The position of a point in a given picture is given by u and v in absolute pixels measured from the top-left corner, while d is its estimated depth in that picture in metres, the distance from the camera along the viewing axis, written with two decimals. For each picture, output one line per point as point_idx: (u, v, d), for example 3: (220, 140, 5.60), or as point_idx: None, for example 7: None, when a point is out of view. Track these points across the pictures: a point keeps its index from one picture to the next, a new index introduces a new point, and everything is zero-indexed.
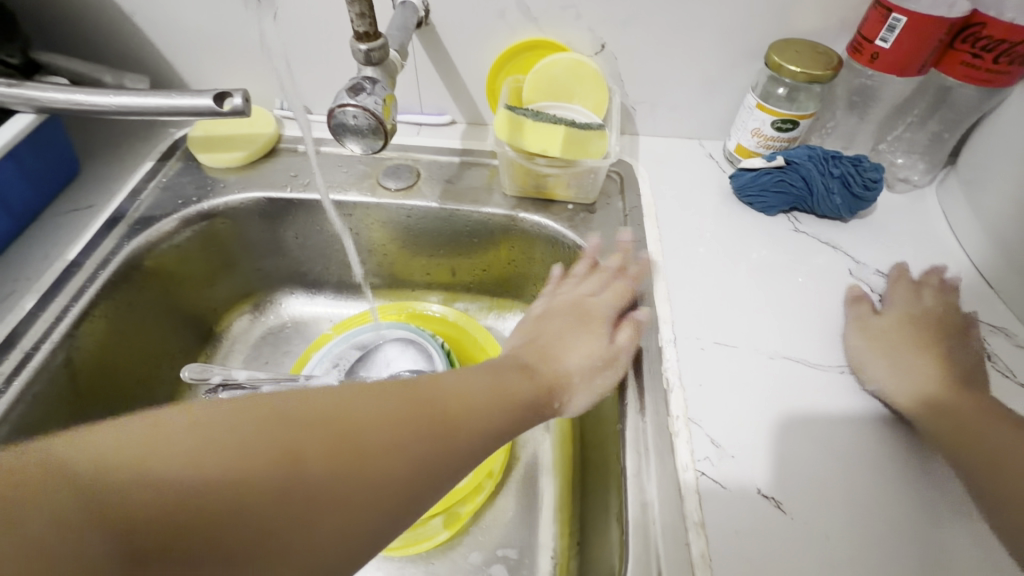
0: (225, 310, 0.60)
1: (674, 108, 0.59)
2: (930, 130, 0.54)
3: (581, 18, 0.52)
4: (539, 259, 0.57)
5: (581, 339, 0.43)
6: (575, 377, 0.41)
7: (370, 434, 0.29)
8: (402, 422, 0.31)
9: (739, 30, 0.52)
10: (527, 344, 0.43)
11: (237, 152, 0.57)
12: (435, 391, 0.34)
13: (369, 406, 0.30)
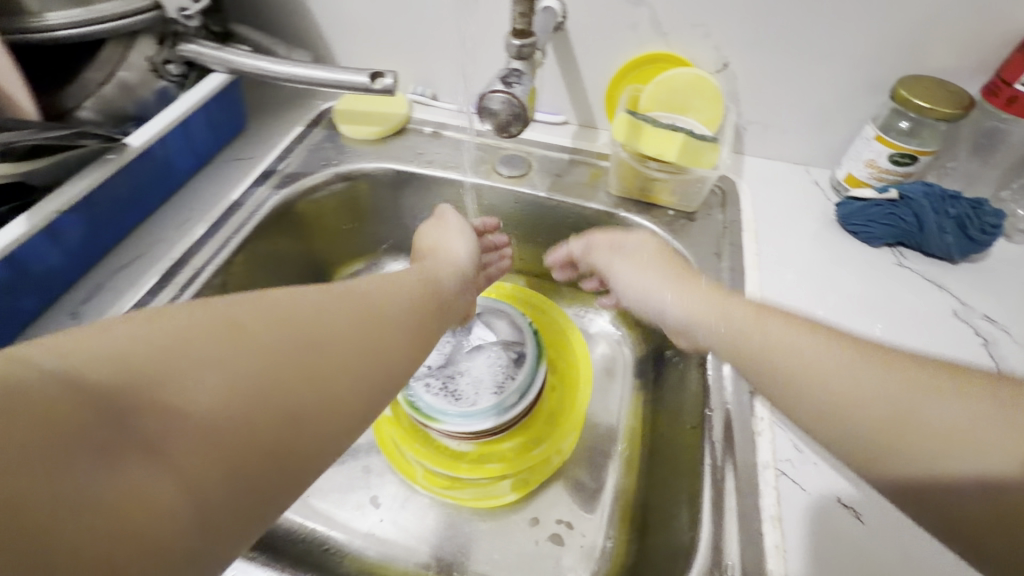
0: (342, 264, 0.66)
1: (785, 132, 0.60)
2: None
3: (709, 37, 0.55)
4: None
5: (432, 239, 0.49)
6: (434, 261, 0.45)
7: (333, 316, 0.32)
8: (355, 319, 0.33)
9: (866, 62, 0.53)
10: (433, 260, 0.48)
11: (374, 128, 0.64)
12: (378, 291, 0.36)
13: (327, 303, 0.33)
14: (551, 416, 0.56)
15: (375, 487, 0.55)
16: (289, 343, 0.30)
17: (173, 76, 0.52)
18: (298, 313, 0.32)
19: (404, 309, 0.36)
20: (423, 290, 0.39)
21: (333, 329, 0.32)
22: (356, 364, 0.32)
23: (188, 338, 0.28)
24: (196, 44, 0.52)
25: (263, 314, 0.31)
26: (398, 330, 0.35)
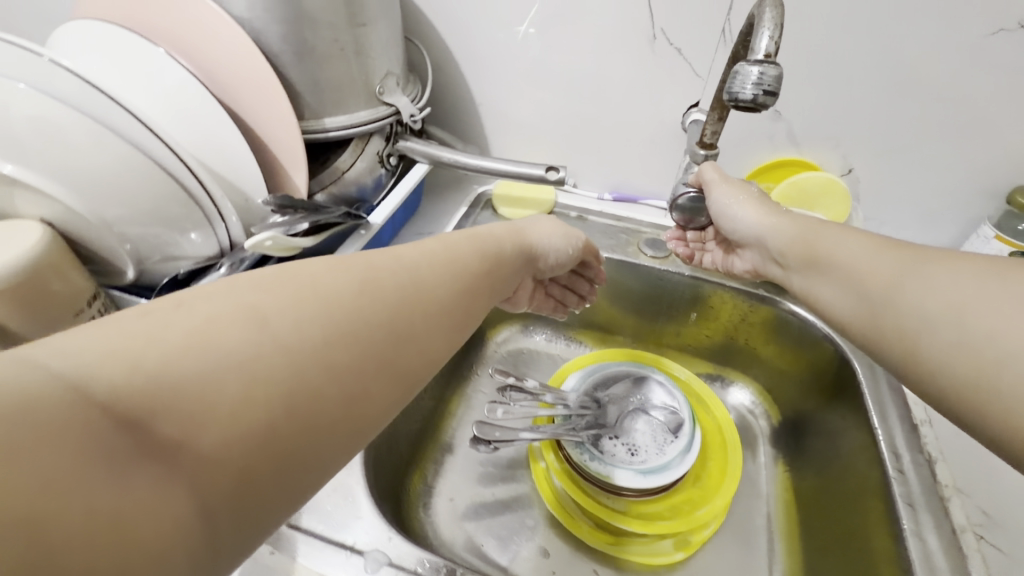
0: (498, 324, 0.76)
1: (901, 228, 0.68)
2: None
3: (838, 147, 0.64)
4: (776, 341, 0.65)
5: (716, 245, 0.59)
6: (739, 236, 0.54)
7: (371, 301, 0.29)
8: (379, 304, 0.29)
9: (983, 173, 0.60)
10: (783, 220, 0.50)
11: (530, 211, 0.73)
12: (409, 268, 0.32)
13: (353, 286, 0.29)
14: (703, 478, 0.59)
15: (539, 537, 0.59)
16: (317, 327, 0.26)
17: (390, 166, 0.63)
18: (319, 297, 0.27)
19: (428, 290, 0.32)
20: (450, 266, 0.35)
21: (360, 317, 0.28)
22: (372, 358, 0.28)
23: (199, 331, 0.23)
24: (409, 141, 0.64)
25: (283, 301, 0.26)
26: (419, 316, 0.31)
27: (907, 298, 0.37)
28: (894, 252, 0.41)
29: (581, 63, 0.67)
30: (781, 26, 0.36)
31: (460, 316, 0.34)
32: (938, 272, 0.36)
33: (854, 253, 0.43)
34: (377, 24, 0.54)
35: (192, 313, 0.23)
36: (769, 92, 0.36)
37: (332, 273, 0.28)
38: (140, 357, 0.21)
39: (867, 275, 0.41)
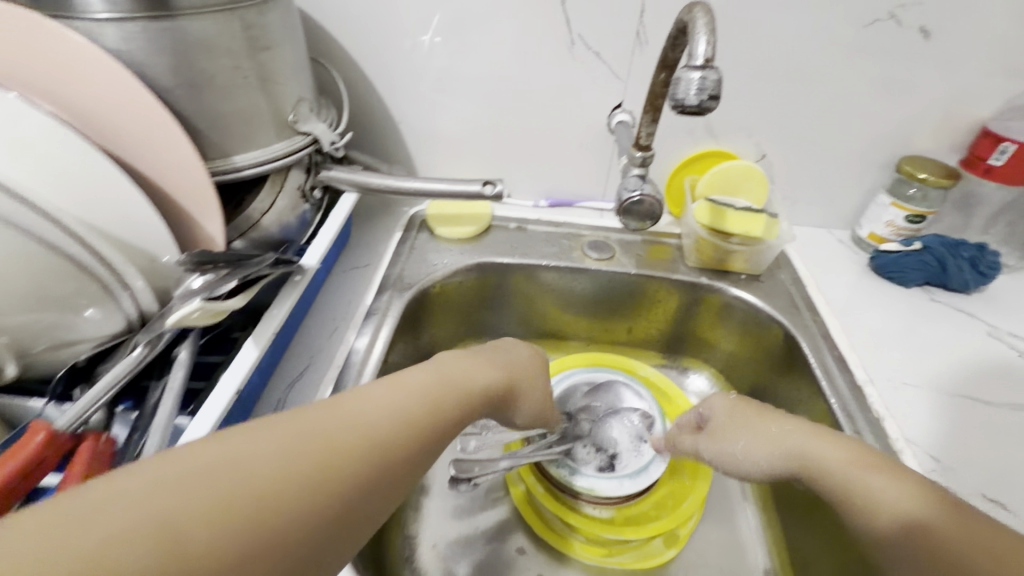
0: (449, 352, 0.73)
1: (810, 204, 0.74)
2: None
3: (751, 135, 0.68)
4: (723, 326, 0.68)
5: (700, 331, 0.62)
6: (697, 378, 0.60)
7: (350, 446, 0.30)
8: (368, 448, 0.30)
9: (873, 147, 0.67)
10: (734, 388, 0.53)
11: (467, 227, 0.70)
12: (400, 405, 0.34)
13: (348, 426, 0.30)
14: (680, 469, 0.60)
15: (534, 565, 0.57)
16: (292, 483, 0.27)
17: (313, 199, 0.58)
18: (299, 439, 0.28)
19: (415, 424, 0.34)
20: (415, 391, 0.36)
21: (351, 461, 0.29)
22: (359, 499, 0.29)
23: (217, 480, 0.25)
24: (331, 170, 0.59)
25: (272, 445, 0.27)
26: (389, 457, 0.31)
27: (858, 489, 0.38)
28: (838, 442, 0.41)
29: (501, 73, 0.66)
30: (714, 34, 0.38)
31: (416, 448, 0.33)
32: (874, 480, 0.37)
33: (763, 432, 0.45)
34: (282, 46, 0.49)
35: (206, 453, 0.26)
36: (712, 96, 0.36)
37: (332, 414, 0.31)
38: (144, 510, 0.22)
39: (784, 440, 0.43)
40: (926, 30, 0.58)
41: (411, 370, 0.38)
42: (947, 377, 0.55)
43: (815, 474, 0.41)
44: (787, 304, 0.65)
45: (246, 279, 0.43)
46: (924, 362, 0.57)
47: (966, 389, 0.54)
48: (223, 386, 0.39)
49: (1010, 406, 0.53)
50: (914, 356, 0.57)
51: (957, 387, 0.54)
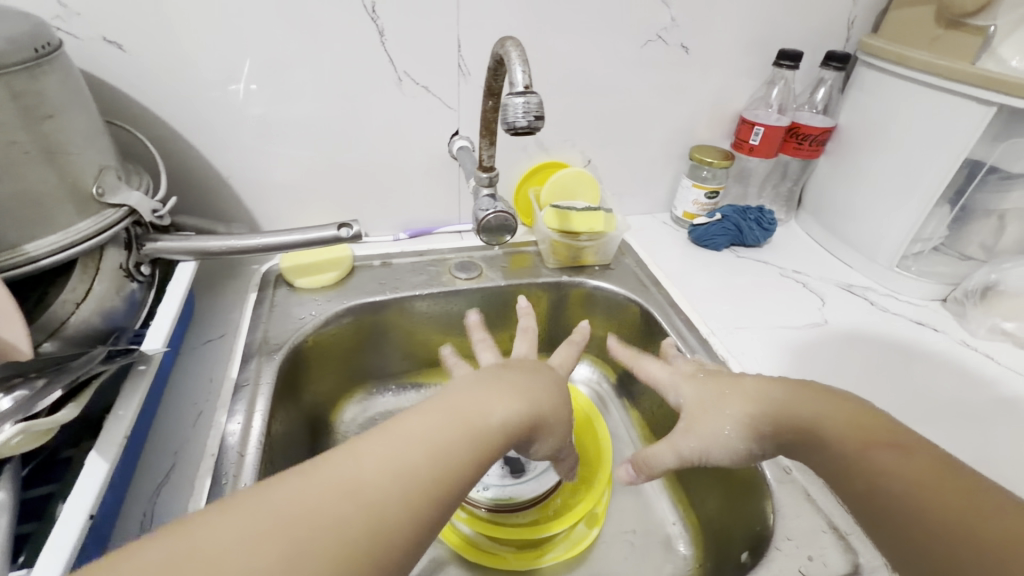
0: (339, 403, 0.68)
1: (635, 196, 0.86)
2: (787, 186, 0.87)
3: (575, 145, 0.77)
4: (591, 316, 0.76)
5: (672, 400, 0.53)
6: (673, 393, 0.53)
7: (374, 500, 0.31)
8: (368, 503, 0.30)
9: (669, 142, 0.81)
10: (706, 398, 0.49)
11: (330, 273, 0.67)
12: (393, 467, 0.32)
13: (336, 495, 0.30)
14: (584, 452, 0.65)
15: None
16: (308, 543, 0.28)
17: (142, 276, 0.51)
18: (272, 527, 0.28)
19: (410, 482, 0.32)
20: (413, 449, 0.33)
21: (339, 537, 0.29)
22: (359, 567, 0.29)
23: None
24: (158, 241, 0.52)
25: (242, 538, 0.27)
26: (382, 519, 0.30)
27: (875, 470, 0.38)
28: (838, 403, 0.42)
29: (334, 115, 0.66)
30: (527, 64, 0.42)
31: (415, 509, 0.32)
32: (887, 456, 0.38)
33: (782, 399, 0.44)
34: (68, 112, 0.43)
35: (165, 553, 0.26)
36: (537, 117, 0.41)
37: (336, 470, 0.31)
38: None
39: (810, 418, 0.42)
40: (685, 45, 0.72)
41: (411, 424, 0.35)
42: (762, 315, 0.69)
43: (820, 446, 0.41)
44: (638, 284, 0.74)
45: (74, 385, 0.36)
46: (745, 307, 0.70)
47: (776, 321, 0.68)
48: (67, 514, 0.33)
49: (806, 326, 0.67)
50: (736, 306, 0.70)
51: (771, 321, 0.68)
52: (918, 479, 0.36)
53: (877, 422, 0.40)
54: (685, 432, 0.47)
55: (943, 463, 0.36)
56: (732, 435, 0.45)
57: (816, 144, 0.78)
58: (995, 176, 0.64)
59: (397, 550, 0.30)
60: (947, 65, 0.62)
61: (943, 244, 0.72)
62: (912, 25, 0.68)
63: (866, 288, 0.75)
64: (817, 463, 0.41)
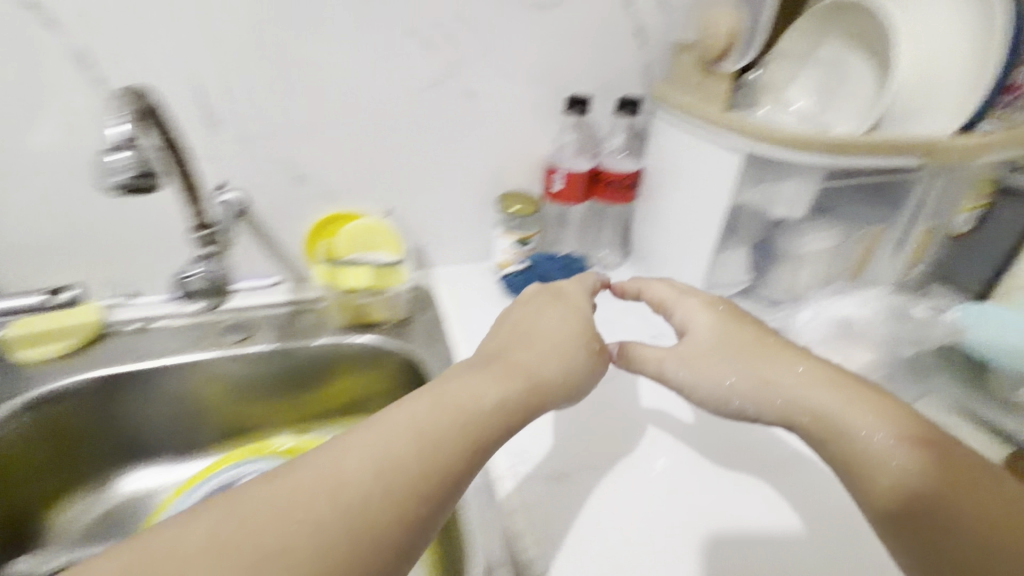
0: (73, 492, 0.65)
1: (453, 244, 0.81)
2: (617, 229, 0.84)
3: (370, 194, 0.73)
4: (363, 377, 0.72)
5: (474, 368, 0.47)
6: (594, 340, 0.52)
7: (363, 495, 0.33)
8: (379, 482, 0.34)
9: (479, 189, 0.77)
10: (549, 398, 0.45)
11: (68, 340, 0.63)
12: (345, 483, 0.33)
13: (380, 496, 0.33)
14: None
15: None
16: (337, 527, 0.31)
17: None
18: (340, 487, 0.33)
19: (384, 488, 0.34)
20: (362, 463, 0.34)
21: (322, 526, 0.31)
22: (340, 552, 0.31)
23: (243, 561, 0.28)
24: None
25: (367, 474, 0.34)
26: (277, 529, 0.30)
27: (899, 486, 0.38)
28: (874, 409, 0.42)
29: (62, 167, 0.60)
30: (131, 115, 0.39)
31: (347, 512, 0.32)
32: (933, 455, 0.39)
33: (816, 395, 0.44)
34: None
35: (284, 491, 0.32)
36: None
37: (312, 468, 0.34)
38: None
39: (828, 408, 0.43)
40: (469, 91, 0.69)
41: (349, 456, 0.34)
42: None
43: (863, 460, 0.40)
44: (424, 343, 0.70)
45: None
46: None
47: None
48: None
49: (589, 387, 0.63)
50: None
51: None
52: (949, 484, 0.37)
53: (931, 434, 0.40)
54: (682, 360, 0.50)
55: (981, 466, 0.39)
56: (870, 432, 0.40)
57: (623, 189, 0.76)
58: (797, 222, 0.64)
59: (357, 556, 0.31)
60: (708, 112, 0.60)
61: (763, 287, 0.72)
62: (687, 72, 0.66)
63: (675, 340, 0.71)
64: (829, 447, 0.42)
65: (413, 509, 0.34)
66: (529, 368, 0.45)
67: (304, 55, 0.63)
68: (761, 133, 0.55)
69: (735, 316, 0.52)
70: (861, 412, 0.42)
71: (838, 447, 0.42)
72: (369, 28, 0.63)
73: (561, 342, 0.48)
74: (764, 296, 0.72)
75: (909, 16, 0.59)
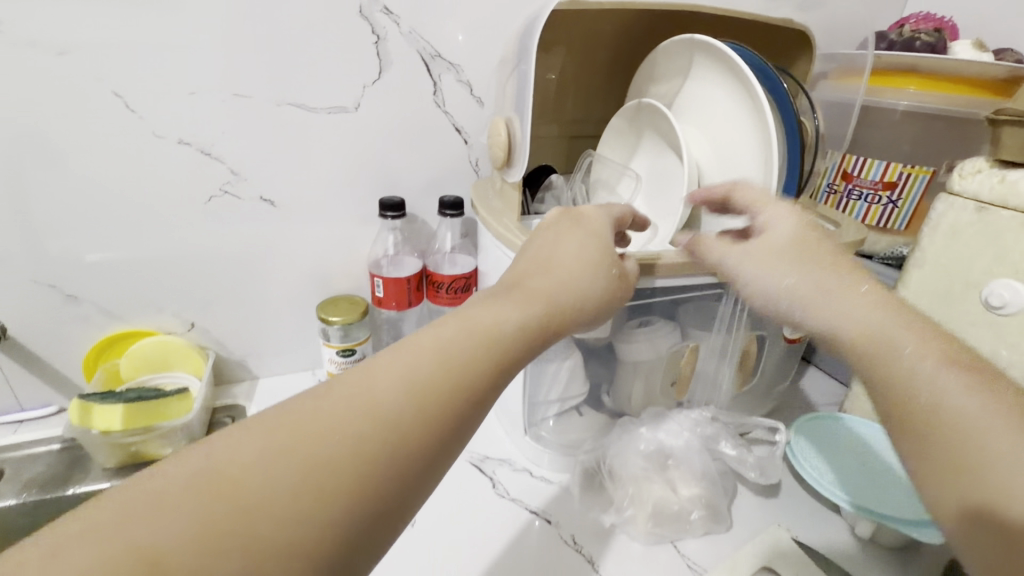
0: None
1: (279, 354, 0.73)
2: None
3: (163, 309, 0.65)
4: None
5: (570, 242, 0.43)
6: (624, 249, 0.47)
7: (198, 480, 0.25)
8: (224, 471, 0.26)
9: (299, 295, 0.70)
10: (766, 252, 0.43)
11: None
12: (228, 464, 0.26)
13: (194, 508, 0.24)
14: None
15: None
16: (211, 508, 0.24)
17: None
18: (162, 495, 0.25)
19: (341, 446, 0.27)
20: (344, 409, 0.29)
21: (348, 455, 0.27)
22: (374, 478, 0.28)
23: (194, 538, 0.24)
24: None
25: (263, 454, 0.26)
26: (322, 465, 0.27)
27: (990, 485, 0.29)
28: (919, 332, 0.35)
29: None
30: None
31: (356, 450, 0.28)
32: (994, 416, 0.30)
33: (873, 316, 0.37)
34: None
35: (224, 448, 0.27)
36: None
37: (255, 432, 0.27)
38: (150, 524, 0.23)
39: (880, 331, 0.36)
40: (267, 198, 0.63)
41: (303, 412, 0.29)
42: None
43: (902, 384, 0.34)
44: None
45: None
46: None
47: None
48: None
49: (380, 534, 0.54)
50: None
51: None
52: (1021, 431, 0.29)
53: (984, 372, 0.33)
54: (757, 250, 0.43)
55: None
56: (912, 354, 0.34)
57: (459, 291, 0.69)
58: (634, 321, 0.58)
59: (372, 496, 0.28)
60: (498, 222, 0.55)
61: (606, 394, 0.64)
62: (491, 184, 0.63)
63: (502, 462, 0.63)
64: (879, 405, 0.35)
65: (355, 484, 0.27)
66: (546, 297, 0.39)
67: (53, 174, 0.55)
68: None
69: (819, 238, 0.42)
70: (900, 335, 0.35)
71: (906, 408, 0.33)
72: (131, 142, 0.56)
73: (586, 261, 0.42)
74: (607, 406, 0.64)
75: (700, 132, 0.58)
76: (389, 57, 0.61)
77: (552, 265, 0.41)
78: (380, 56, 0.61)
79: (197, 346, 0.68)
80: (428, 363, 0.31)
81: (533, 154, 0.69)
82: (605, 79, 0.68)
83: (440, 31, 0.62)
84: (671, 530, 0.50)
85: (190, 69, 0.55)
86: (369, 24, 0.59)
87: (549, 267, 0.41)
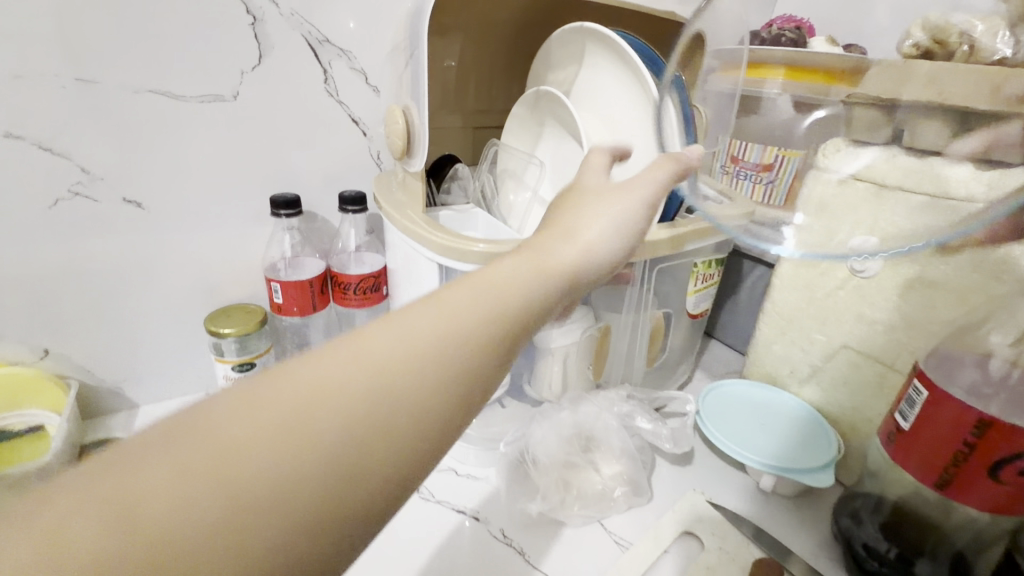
0: None
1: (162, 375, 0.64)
2: None
3: (5, 335, 0.55)
4: None
5: (634, 194, 0.35)
6: (608, 158, 0.41)
7: (342, 378, 0.23)
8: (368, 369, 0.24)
9: (182, 306, 0.62)
10: None
11: None
12: (369, 358, 0.24)
13: (181, 494, 0.19)
14: None
15: None
16: (351, 401, 0.23)
17: None
18: (317, 387, 0.23)
19: (363, 409, 0.23)
20: (464, 326, 0.27)
21: (453, 357, 0.25)
22: (487, 368, 0.27)
23: (332, 443, 0.22)
24: None
25: (437, 331, 0.26)
26: (447, 365, 0.25)
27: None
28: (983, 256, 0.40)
29: None
30: None
31: (477, 348, 0.26)
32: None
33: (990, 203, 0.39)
34: None
35: (372, 343, 0.25)
36: None
37: (395, 324, 0.26)
38: (247, 435, 0.21)
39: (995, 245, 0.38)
40: (132, 199, 0.55)
41: (322, 376, 0.23)
42: None
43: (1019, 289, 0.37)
44: None
45: None
46: None
47: None
48: None
49: None
50: None
51: None
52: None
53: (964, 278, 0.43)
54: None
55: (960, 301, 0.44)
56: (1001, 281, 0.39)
57: (369, 290, 0.65)
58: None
59: (480, 385, 0.26)
60: (402, 215, 0.52)
61: (527, 382, 0.62)
62: (388, 184, 0.60)
63: None
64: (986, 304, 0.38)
65: (441, 431, 0.25)
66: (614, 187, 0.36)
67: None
68: (438, 241, 0.48)
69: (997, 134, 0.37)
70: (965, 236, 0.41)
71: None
72: None
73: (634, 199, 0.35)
74: (529, 395, 0.62)
75: (600, 119, 0.59)
76: (269, 41, 0.56)
77: (611, 193, 0.35)
78: (258, 39, 0.56)
79: (56, 376, 0.58)
80: (525, 306, 0.29)
81: (435, 145, 0.66)
82: (504, 69, 0.67)
83: (325, 13, 0.58)
84: (598, 509, 0.52)
85: (14, 49, 0.47)
86: (241, 3, 0.53)
87: (608, 222, 0.34)
